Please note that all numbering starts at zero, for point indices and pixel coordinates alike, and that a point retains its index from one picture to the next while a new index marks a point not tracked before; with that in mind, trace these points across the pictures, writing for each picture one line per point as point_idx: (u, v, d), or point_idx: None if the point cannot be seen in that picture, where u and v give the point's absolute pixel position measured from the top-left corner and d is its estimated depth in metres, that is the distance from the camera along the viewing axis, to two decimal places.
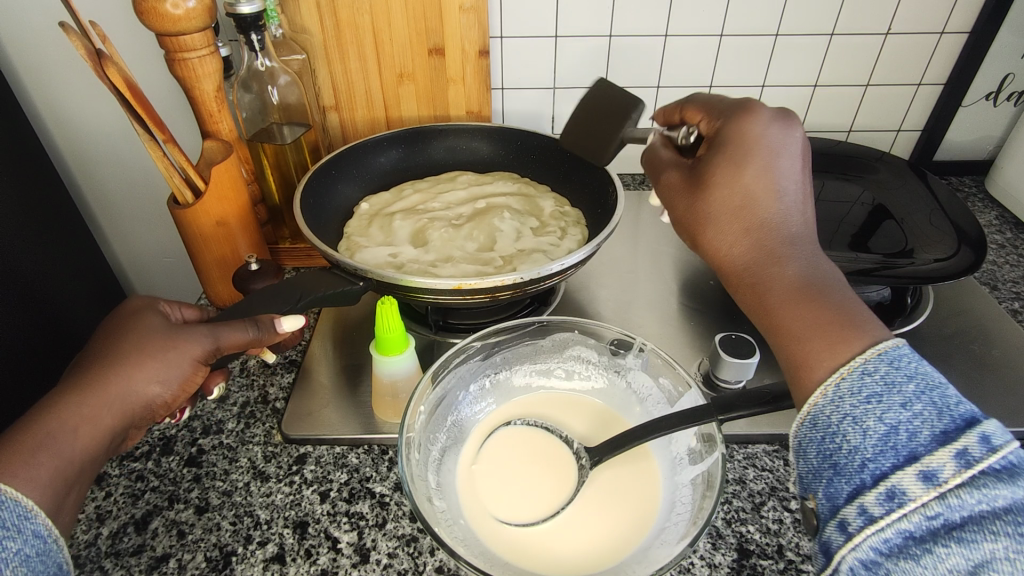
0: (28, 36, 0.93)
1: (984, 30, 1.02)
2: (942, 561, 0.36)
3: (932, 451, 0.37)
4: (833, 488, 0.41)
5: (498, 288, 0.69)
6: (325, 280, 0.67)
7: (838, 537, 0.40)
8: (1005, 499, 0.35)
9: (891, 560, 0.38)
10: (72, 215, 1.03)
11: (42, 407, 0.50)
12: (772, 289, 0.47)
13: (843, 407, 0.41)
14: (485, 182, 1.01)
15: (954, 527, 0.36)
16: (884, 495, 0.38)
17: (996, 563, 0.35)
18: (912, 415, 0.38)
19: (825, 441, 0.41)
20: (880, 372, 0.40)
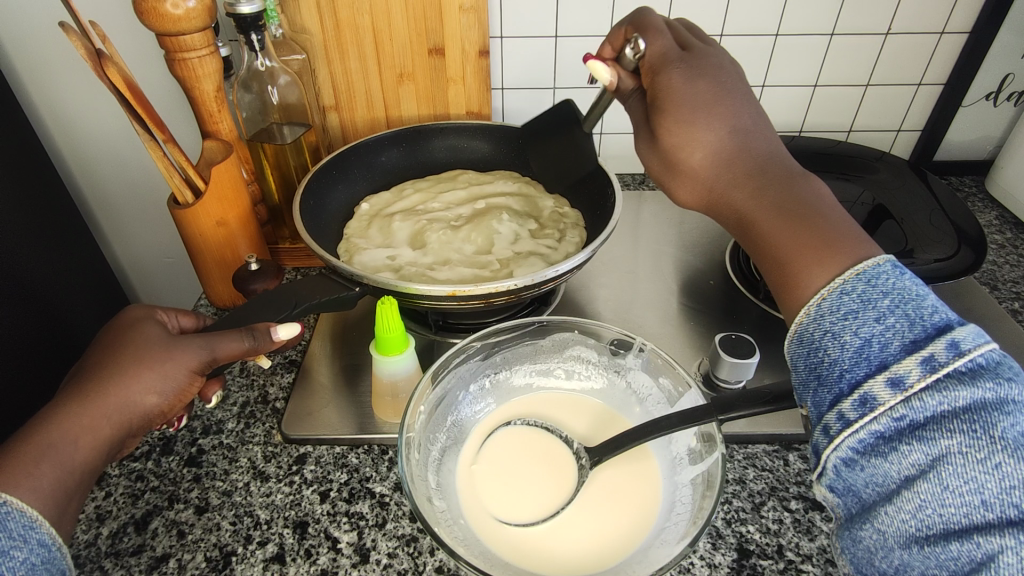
0: (28, 35, 0.93)
1: (985, 30, 1.01)
2: (906, 457, 0.41)
3: (900, 359, 0.41)
4: (820, 396, 0.45)
5: (493, 294, 0.69)
6: (319, 286, 0.67)
7: (824, 441, 0.45)
8: (964, 399, 0.39)
9: (864, 458, 0.43)
10: (72, 215, 1.03)
11: (43, 418, 0.50)
12: (754, 217, 0.51)
13: (823, 323, 0.45)
14: (485, 182, 1.01)
15: (918, 427, 0.40)
16: (858, 401, 0.43)
17: (951, 457, 0.39)
18: (885, 326, 0.42)
19: (810, 355, 0.46)
20: (857, 291, 0.44)
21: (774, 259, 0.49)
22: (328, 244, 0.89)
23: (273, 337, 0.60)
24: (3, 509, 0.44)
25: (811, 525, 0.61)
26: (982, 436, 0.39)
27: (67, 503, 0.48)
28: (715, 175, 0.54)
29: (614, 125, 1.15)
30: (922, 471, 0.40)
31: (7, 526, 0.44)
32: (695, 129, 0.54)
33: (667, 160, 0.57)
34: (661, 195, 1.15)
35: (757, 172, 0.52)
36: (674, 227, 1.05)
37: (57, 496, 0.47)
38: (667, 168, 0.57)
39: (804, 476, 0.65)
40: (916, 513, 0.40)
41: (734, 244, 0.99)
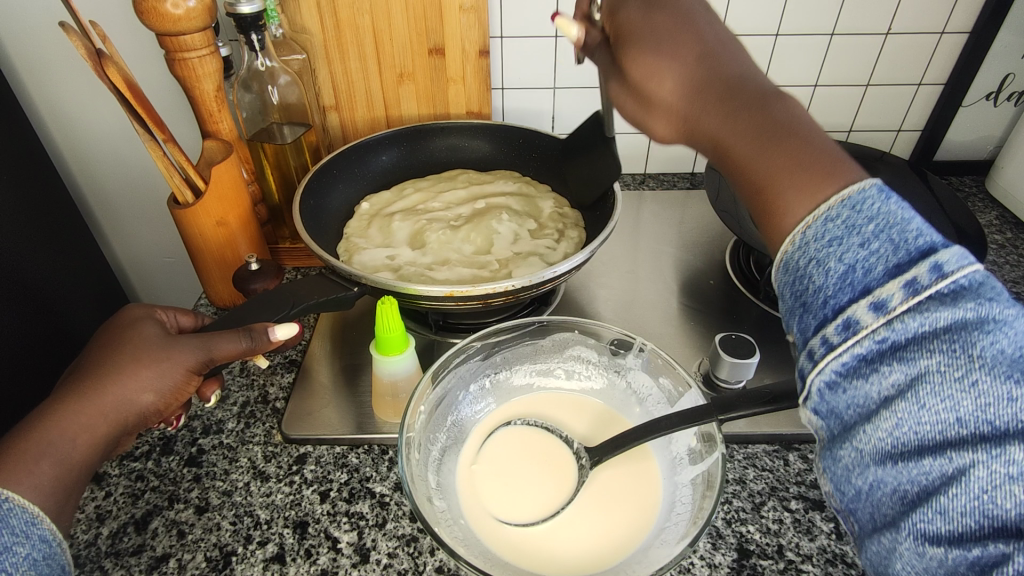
0: (28, 36, 0.93)
1: (985, 30, 1.02)
2: (885, 379, 0.35)
3: (883, 283, 0.35)
4: (801, 323, 0.39)
5: (491, 294, 0.69)
6: (318, 287, 0.67)
7: (807, 366, 0.38)
8: (947, 319, 0.34)
9: (846, 382, 0.37)
10: (72, 215, 1.03)
11: (42, 415, 0.50)
12: (730, 142, 0.43)
13: (808, 251, 0.38)
14: (485, 181, 1.01)
15: (899, 348, 0.35)
16: (841, 325, 0.36)
17: (930, 376, 0.34)
18: (871, 251, 0.36)
19: (792, 282, 0.39)
20: (843, 217, 0.37)
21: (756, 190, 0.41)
22: (328, 243, 0.89)
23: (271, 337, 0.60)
24: (5, 506, 0.45)
25: (811, 525, 0.61)
26: (962, 355, 0.33)
27: (66, 501, 0.48)
28: (686, 101, 0.46)
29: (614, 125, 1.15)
30: (901, 392, 0.34)
31: (8, 522, 0.45)
32: (659, 59, 0.48)
33: (639, 95, 0.50)
34: (661, 194, 1.15)
35: (733, 91, 0.44)
36: (674, 227, 1.05)
37: (58, 494, 0.48)
38: (640, 105, 0.50)
39: (804, 476, 0.65)
40: (891, 440, 0.35)
41: (734, 245, 0.99)
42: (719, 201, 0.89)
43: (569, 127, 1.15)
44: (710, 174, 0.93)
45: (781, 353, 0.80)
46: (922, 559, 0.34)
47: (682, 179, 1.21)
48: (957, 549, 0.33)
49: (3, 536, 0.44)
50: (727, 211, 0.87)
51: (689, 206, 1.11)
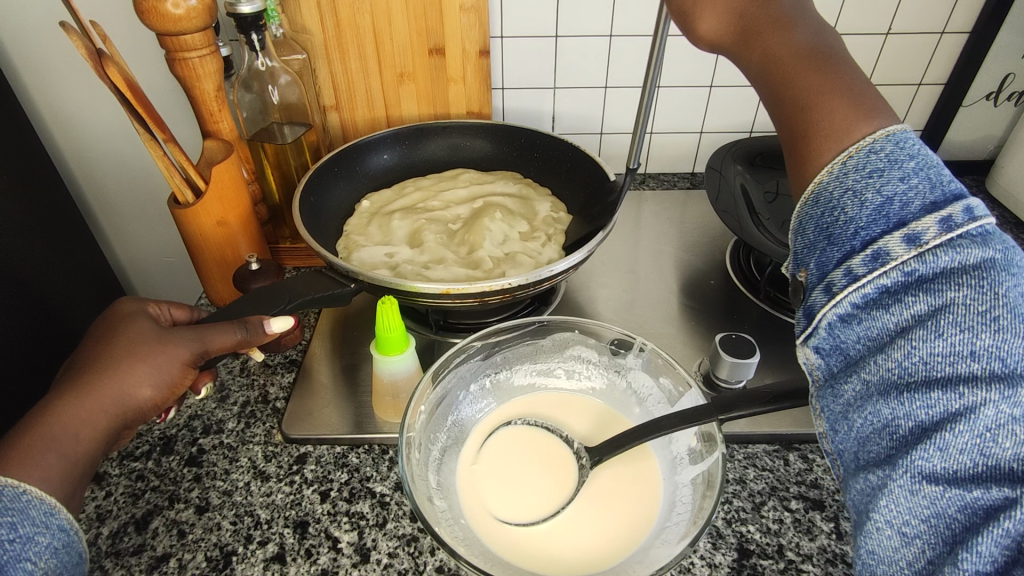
0: (28, 35, 0.93)
1: (985, 30, 1.02)
2: (907, 309, 0.38)
3: (919, 217, 0.38)
4: (826, 257, 0.42)
5: (487, 293, 0.69)
6: (315, 283, 0.67)
7: (822, 299, 0.42)
8: (977, 256, 0.36)
9: (865, 312, 0.40)
10: (72, 215, 1.03)
11: (42, 410, 0.51)
12: (782, 59, 0.44)
13: (845, 181, 0.41)
14: (486, 181, 1.01)
15: (925, 281, 0.37)
16: (869, 257, 0.39)
17: (953, 309, 0.36)
18: (908, 186, 0.39)
19: (823, 215, 0.42)
20: (886, 151, 0.40)
21: (795, 108, 0.43)
22: (328, 243, 0.89)
23: (266, 330, 0.60)
24: (23, 497, 0.45)
25: (811, 525, 0.61)
26: (988, 292, 0.36)
27: (73, 492, 0.49)
28: (748, 7, 0.46)
29: (614, 125, 1.15)
30: (922, 321, 0.37)
31: (27, 514, 0.45)
32: None
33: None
34: (661, 194, 1.15)
35: (791, 14, 0.45)
36: (674, 227, 1.05)
37: (65, 487, 0.48)
38: None
39: (804, 476, 0.65)
40: (900, 370, 0.38)
41: (734, 244, 0.99)
42: (719, 201, 0.88)
43: (569, 127, 1.15)
44: (710, 174, 0.94)
45: (781, 354, 0.80)
46: (912, 496, 0.37)
47: (682, 179, 1.21)
48: (953, 488, 0.36)
49: (23, 527, 0.44)
50: (727, 211, 0.87)
51: (689, 206, 1.11)
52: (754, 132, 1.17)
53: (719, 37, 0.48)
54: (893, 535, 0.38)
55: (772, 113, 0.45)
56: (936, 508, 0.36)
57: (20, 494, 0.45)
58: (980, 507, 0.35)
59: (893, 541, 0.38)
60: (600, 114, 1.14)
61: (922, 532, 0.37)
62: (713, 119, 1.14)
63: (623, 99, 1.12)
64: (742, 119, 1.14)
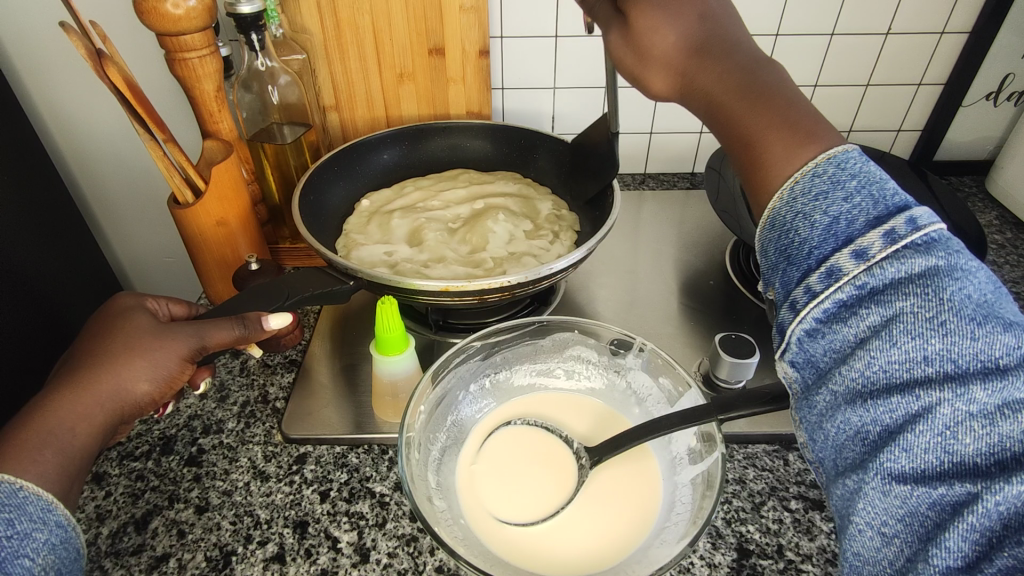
0: (28, 35, 0.93)
1: (985, 30, 1.02)
2: (862, 321, 0.38)
3: (865, 233, 0.38)
4: (786, 276, 0.41)
5: (486, 291, 0.69)
6: (315, 280, 0.67)
7: (790, 316, 0.41)
8: (921, 265, 0.37)
9: (827, 326, 0.39)
10: (71, 215, 1.03)
11: (40, 405, 0.51)
12: (729, 108, 0.44)
13: (795, 205, 0.41)
14: (485, 181, 1.01)
15: (876, 292, 0.38)
16: (824, 274, 0.39)
17: (904, 317, 0.36)
18: (853, 205, 0.39)
19: (781, 238, 0.41)
20: (828, 173, 0.40)
21: (750, 152, 0.43)
22: (328, 242, 0.89)
23: (264, 326, 0.60)
24: (20, 494, 0.45)
25: (811, 525, 0.61)
26: (934, 299, 0.36)
27: (73, 486, 0.49)
28: (686, 60, 0.46)
29: None
30: (877, 332, 0.37)
31: (25, 510, 0.45)
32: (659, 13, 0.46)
33: (634, 46, 0.48)
34: (661, 194, 1.15)
35: (731, 55, 0.45)
36: (674, 227, 1.05)
37: (63, 480, 0.48)
38: (632, 56, 0.48)
39: (803, 475, 0.65)
40: (859, 380, 0.38)
41: (734, 244, 0.99)
42: (719, 201, 0.88)
43: (569, 127, 1.15)
44: (710, 174, 0.94)
45: None
46: (886, 497, 0.37)
47: (682, 179, 1.21)
48: (922, 486, 0.36)
49: (21, 524, 0.44)
50: (727, 211, 0.86)
51: (689, 206, 1.11)
52: None
53: (669, 90, 0.48)
54: (874, 535, 0.38)
55: (731, 156, 0.46)
56: (908, 508, 0.36)
57: (17, 491, 0.45)
58: (949, 503, 0.36)
59: (874, 541, 0.38)
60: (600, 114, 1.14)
61: (899, 532, 0.37)
62: None
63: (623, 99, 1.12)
64: None
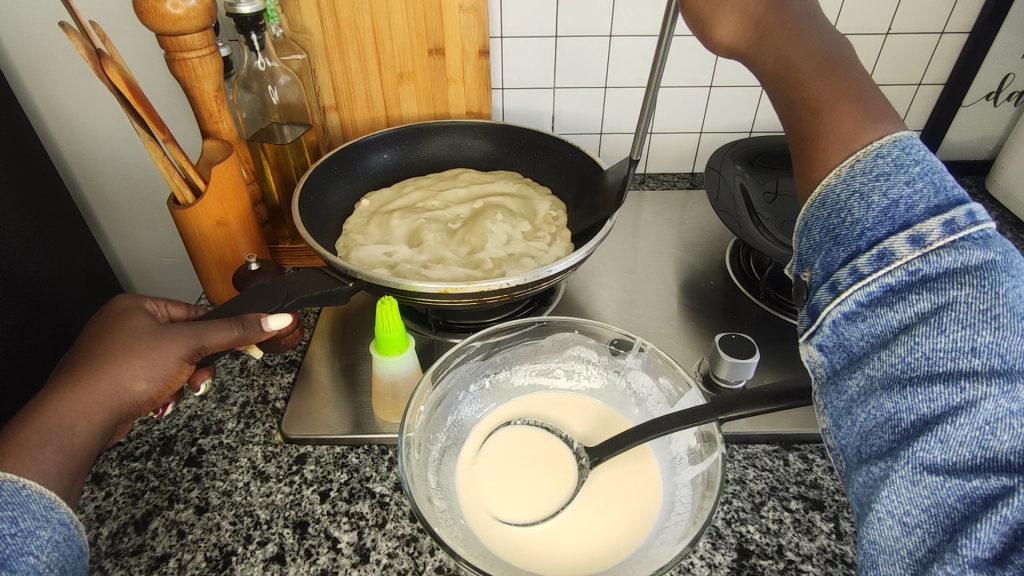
0: (27, 35, 0.93)
1: (985, 30, 1.02)
2: (910, 306, 0.39)
3: (923, 219, 0.40)
4: (831, 257, 0.44)
5: (486, 292, 0.69)
6: (314, 281, 0.67)
7: (827, 297, 0.44)
8: (978, 258, 0.38)
9: (869, 310, 0.41)
10: (71, 215, 1.03)
11: (39, 404, 0.51)
12: (795, 67, 0.47)
13: (852, 183, 0.43)
14: (486, 181, 1.01)
15: (928, 280, 0.39)
16: (875, 256, 0.41)
17: (956, 306, 0.37)
18: (914, 189, 0.41)
19: (830, 217, 0.44)
20: (892, 156, 0.42)
21: (808, 112, 0.46)
22: (328, 242, 0.89)
23: (263, 327, 0.60)
24: (23, 492, 0.45)
25: (811, 525, 0.61)
26: (989, 292, 0.37)
27: (74, 485, 0.49)
28: (762, 14, 0.49)
29: (614, 125, 1.15)
30: (924, 318, 0.38)
31: (28, 507, 0.45)
32: None
33: None
34: (661, 194, 1.15)
35: (805, 23, 0.48)
36: (674, 227, 1.05)
37: (64, 480, 0.48)
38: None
39: (804, 476, 0.65)
40: (902, 364, 0.38)
41: (734, 245, 0.99)
42: (719, 201, 0.88)
43: (568, 127, 1.15)
44: (710, 174, 0.93)
45: (781, 354, 0.80)
46: (914, 487, 0.37)
47: (682, 179, 1.21)
48: (953, 478, 0.36)
49: (24, 521, 0.44)
50: (727, 212, 0.86)
51: (689, 206, 1.11)
52: (753, 133, 1.17)
53: (735, 40, 0.51)
54: (894, 525, 0.37)
55: (785, 116, 0.48)
56: (936, 499, 0.36)
57: (19, 489, 0.45)
58: (979, 496, 0.35)
59: (894, 531, 0.38)
60: (600, 114, 1.13)
61: (921, 522, 0.37)
62: (713, 119, 1.14)
63: (622, 99, 1.12)
64: (742, 119, 1.14)
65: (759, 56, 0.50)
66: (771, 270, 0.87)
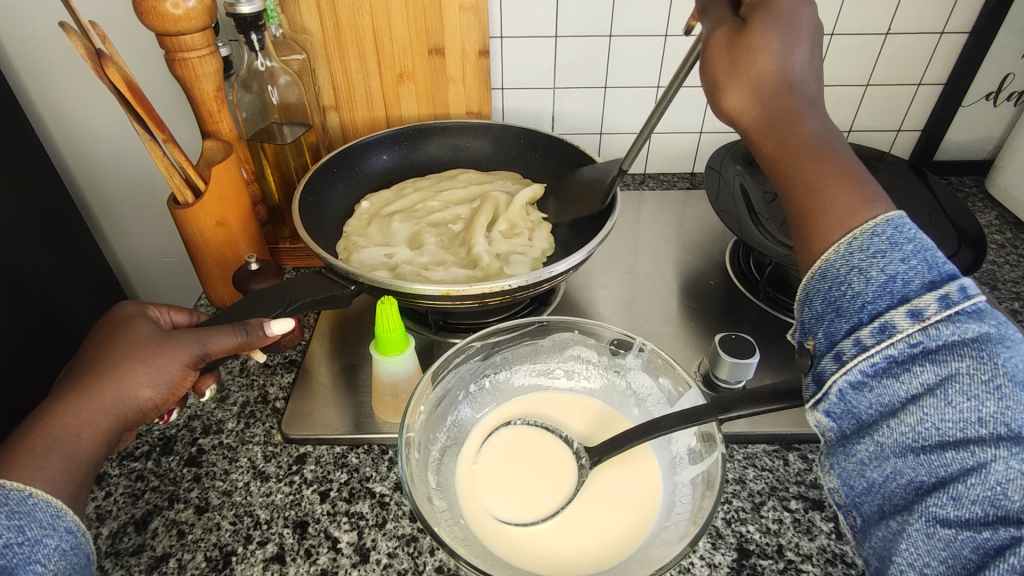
0: (28, 35, 0.93)
1: (985, 30, 1.01)
2: (916, 377, 0.41)
3: (920, 293, 0.41)
4: (833, 327, 0.45)
5: (487, 294, 0.69)
6: (315, 285, 0.67)
7: (832, 366, 0.45)
8: (974, 330, 0.40)
9: (874, 381, 0.43)
10: (72, 215, 1.03)
11: (45, 412, 0.51)
12: (795, 154, 0.47)
13: (851, 260, 0.44)
14: (486, 181, 1.01)
15: (930, 352, 0.41)
16: (877, 329, 0.42)
17: (958, 379, 0.40)
18: (909, 266, 0.42)
19: (831, 290, 0.45)
20: (886, 234, 0.43)
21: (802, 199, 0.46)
22: (328, 243, 0.89)
23: (267, 333, 0.60)
24: (30, 501, 0.45)
25: (811, 525, 0.61)
26: (988, 362, 0.39)
27: (80, 491, 0.49)
28: (770, 97, 0.49)
29: (614, 125, 1.15)
30: (929, 390, 0.41)
31: (36, 516, 0.45)
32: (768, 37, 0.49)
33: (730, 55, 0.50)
34: (661, 194, 1.15)
35: (809, 113, 0.49)
36: (674, 227, 1.05)
37: (71, 487, 0.48)
38: (726, 63, 0.51)
39: (804, 476, 0.65)
40: (913, 435, 0.41)
41: (734, 245, 0.99)
42: (719, 201, 0.88)
43: (568, 127, 1.15)
44: (710, 174, 0.94)
45: (781, 353, 0.80)
46: (930, 538, 0.40)
47: (682, 179, 1.21)
48: (966, 531, 0.39)
49: (32, 530, 0.45)
50: (727, 212, 0.86)
51: (689, 206, 1.11)
52: None
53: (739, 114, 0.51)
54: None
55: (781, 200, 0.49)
56: (951, 550, 0.39)
57: (26, 497, 0.45)
58: (991, 547, 0.38)
59: None
60: (600, 114, 1.13)
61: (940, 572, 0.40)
62: (713, 119, 1.14)
63: (622, 99, 1.12)
64: None
65: (756, 132, 0.50)
66: (771, 271, 0.87)
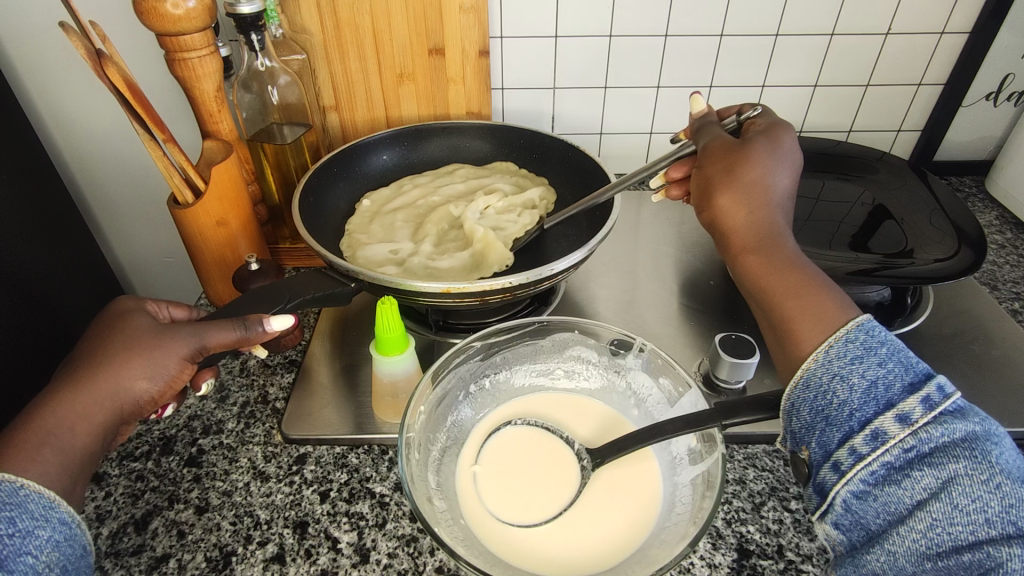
0: (27, 35, 0.93)
1: (985, 29, 1.01)
2: (917, 483, 0.43)
3: (904, 398, 0.45)
4: (826, 437, 0.48)
5: (488, 292, 0.69)
6: (314, 283, 0.67)
7: (833, 477, 0.47)
8: (961, 431, 0.43)
9: (877, 489, 0.45)
10: (70, 215, 1.03)
11: (39, 405, 0.51)
12: (781, 258, 0.55)
13: (831, 367, 0.48)
14: (483, 175, 1.01)
15: (925, 456, 0.43)
16: (868, 436, 0.46)
17: (959, 479, 0.42)
18: (887, 370, 0.46)
19: (817, 399, 0.49)
20: (859, 339, 0.48)
21: (788, 298, 0.52)
22: (328, 244, 0.89)
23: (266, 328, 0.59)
24: (21, 492, 0.46)
25: (811, 525, 0.61)
26: (983, 461, 0.42)
27: (73, 484, 0.49)
28: (759, 207, 0.58)
29: (614, 125, 1.15)
30: (934, 493, 0.43)
31: (26, 507, 0.45)
32: (762, 164, 0.60)
33: (728, 172, 0.60)
34: None
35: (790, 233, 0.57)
36: (674, 227, 1.05)
37: (64, 480, 0.48)
38: (723, 175, 0.61)
39: None
40: (926, 539, 0.43)
41: None
42: None
43: (569, 127, 1.15)
44: None
45: None
46: None
47: None
48: None
49: (23, 521, 0.45)
50: None
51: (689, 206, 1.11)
52: None
53: (731, 218, 0.59)
54: None
55: (761, 303, 0.54)
56: None
57: (18, 489, 0.45)
58: None
59: None
60: (600, 114, 1.13)
61: None
62: None
63: (623, 99, 1.12)
64: None
65: (748, 238, 0.57)
66: None
